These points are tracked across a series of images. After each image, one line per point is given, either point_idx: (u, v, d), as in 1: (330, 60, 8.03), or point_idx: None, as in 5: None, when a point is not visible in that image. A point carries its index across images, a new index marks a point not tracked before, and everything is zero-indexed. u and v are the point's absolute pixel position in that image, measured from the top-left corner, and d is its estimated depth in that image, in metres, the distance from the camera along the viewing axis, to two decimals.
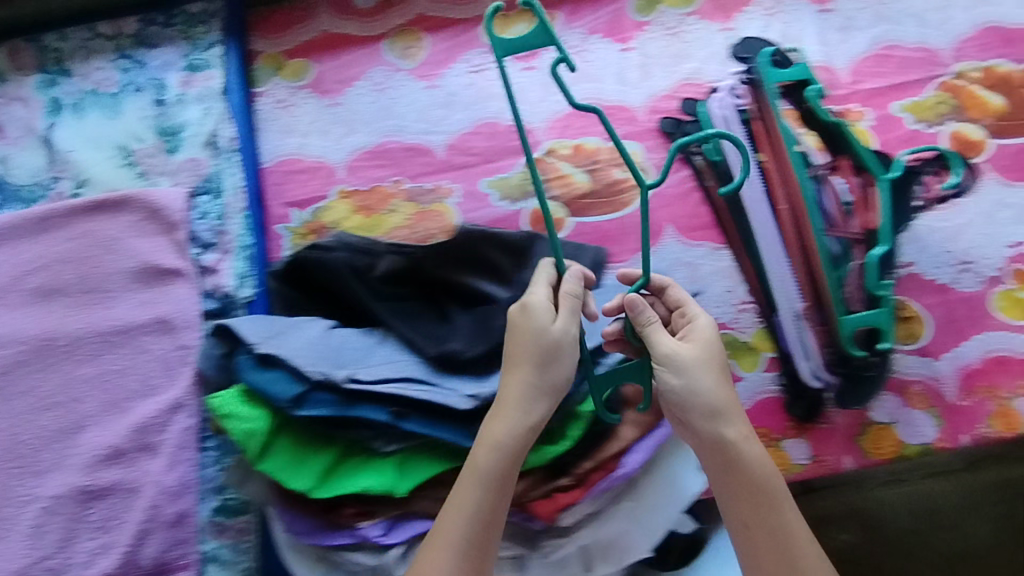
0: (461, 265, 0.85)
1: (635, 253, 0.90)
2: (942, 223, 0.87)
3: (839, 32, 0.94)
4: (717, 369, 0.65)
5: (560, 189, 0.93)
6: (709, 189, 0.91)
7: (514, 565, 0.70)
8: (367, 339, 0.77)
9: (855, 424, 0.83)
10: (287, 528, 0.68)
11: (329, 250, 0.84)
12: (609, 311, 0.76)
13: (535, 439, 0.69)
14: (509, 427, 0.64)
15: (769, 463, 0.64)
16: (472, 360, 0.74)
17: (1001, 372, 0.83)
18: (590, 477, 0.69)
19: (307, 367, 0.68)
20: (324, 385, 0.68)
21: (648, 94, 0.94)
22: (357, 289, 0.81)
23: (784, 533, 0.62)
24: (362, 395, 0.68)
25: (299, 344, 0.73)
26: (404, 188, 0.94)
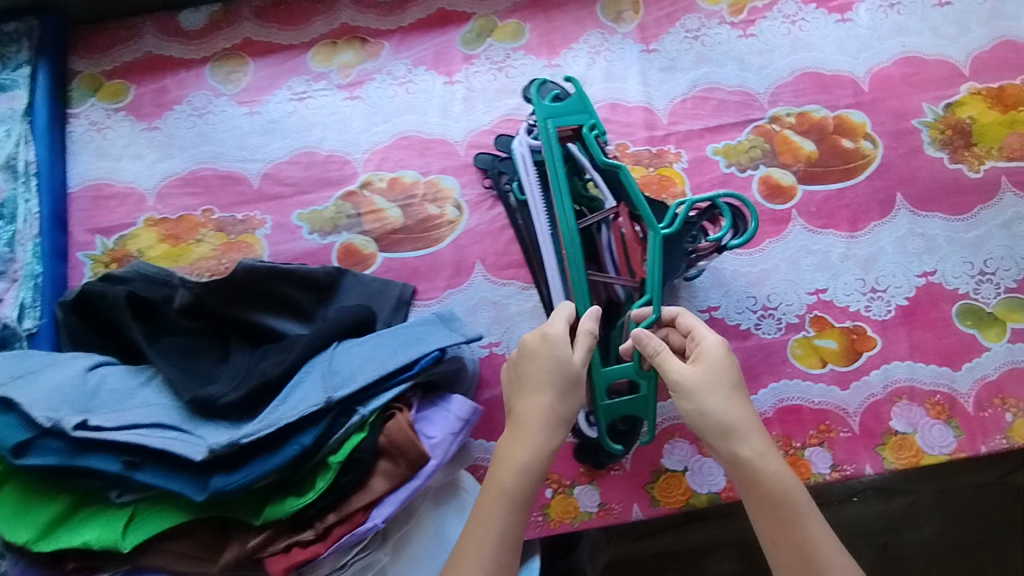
0: (249, 301, 0.83)
1: (442, 291, 0.88)
2: (748, 269, 0.87)
3: (662, 72, 0.95)
4: (726, 388, 0.66)
5: (373, 223, 0.91)
6: (519, 226, 0.89)
7: None
8: (132, 378, 0.75)
9: (648, 471, 0.81)
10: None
11: (112, 287, 0.82)
12: (374, 355, 0.73)
13: (279, 490, 0.67)
14: (516, 453, 0.66)
15: (792, 480, 0.64)
16: (230, 406, 0.70)
17: (793, 422, 0.81)
18: (334, 531, 0.67)
19: (36, 412, 0.66)
20: (53, 433, 0.66)
21: (468, 128, 0.93)
22: (132, 329, 0.79)
23: (817, 548, 0.61)
24: (93, 443, 0.66)
25: (46, 387, 0.70)
26: (214, 218, 0.92)
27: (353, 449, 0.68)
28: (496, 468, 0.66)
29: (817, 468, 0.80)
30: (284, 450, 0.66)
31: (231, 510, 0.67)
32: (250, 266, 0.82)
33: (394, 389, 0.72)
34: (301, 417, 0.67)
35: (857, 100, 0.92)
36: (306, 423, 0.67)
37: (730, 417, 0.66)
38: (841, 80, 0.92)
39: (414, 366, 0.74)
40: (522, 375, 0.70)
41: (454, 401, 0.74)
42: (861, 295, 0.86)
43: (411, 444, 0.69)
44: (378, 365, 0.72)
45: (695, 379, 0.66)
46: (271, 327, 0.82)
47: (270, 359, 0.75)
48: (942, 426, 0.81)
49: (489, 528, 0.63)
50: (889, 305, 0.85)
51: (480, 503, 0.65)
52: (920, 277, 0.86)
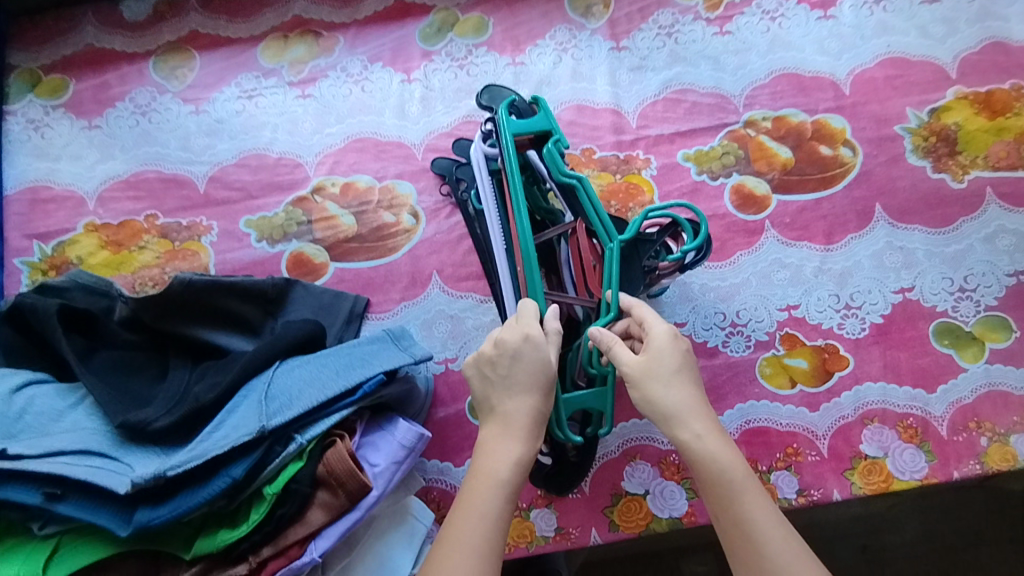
0: (189, 316, 0.78)
1: (397, 304, 0.84)
2: (716, 283, 0.83)
3: (632, 72, 0.91)
4: (668, 376, 0.62)
5: (325, 231, 0.87)
6: (477, 236, 0.83)
7: None
8: (61, 399, 0.71)
9: (607, 493, 0.77)
10: None
11: (42, 300, 0.77)
12: (314, 378, 0.69)
13: (213, 522, 0.64)
14: (508, 446, 0.61)
15: (732, 460, 0.59)
16: (160, 433, 0.66)
17: (759, 444, 0.78)
18: (269, 565, 0.63)
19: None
20: None
21: (426, 130, 0.89)
22: (62, 346, 0.73)
23: (761, 533, 0.56)
24: (12, 474, 0.62)
25: None
26: (158, 223, 0.88)
27: (288, 480, 0.64)
28: (487, 460, 0.61)
29: (782, 493, 0.76)
30: (214, 483, 0.62)
31: (161, 543, 0.63)
32: (189, 279, 0.78)
33: (335, 415, 0.68)
34: (233, 446, 0.63)
35: (837, 104, 0.88)
36: (238, 453, 0.63)
37: (664, 399, 0.61)
38: (821, 83, 0.89)
39: (358, 389, 0.70)
40: (505, 371, 0.65)
41: (398, 426, 0.70)
42: (835, 312, 0.81)
43: (350, 474, 0.64)
44: (319, 389, 0.68)
45: (633, 365, 0.62)
46: (213, 344, 0.78)
47: (205, 383, 0.70)
48: (914, 450, 0.76)
49: (480, 516, 0.57)
50: (864, 322, 0.81)
51: (468, 493, 0.59)
52: (896, 292, 0.82)
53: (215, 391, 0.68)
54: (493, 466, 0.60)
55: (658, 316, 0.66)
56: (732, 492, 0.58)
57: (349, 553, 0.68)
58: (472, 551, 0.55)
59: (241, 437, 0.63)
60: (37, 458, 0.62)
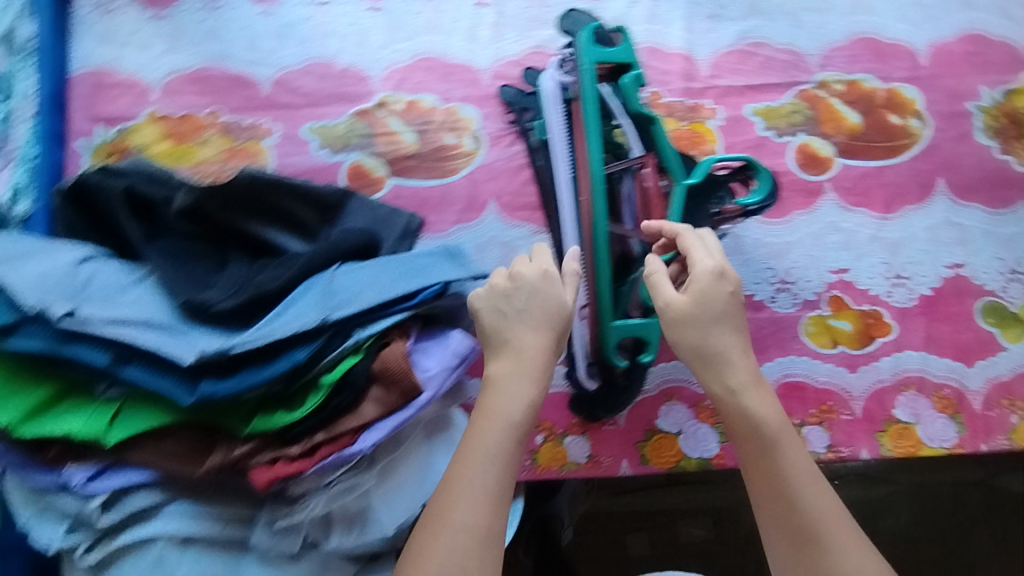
0: (251, 212, 0.79)
1: (451, 226, 0.85)
2: (772, 240, 0.83)
3: (708, 20, 0.89)
4: (709, 318, 0.63)
5: (385, 146, 0.87)
6: (539, 167, 0.85)
7: (242, 527, 0.68)
8: (126, 274, 0.72)
9: (641, 429, 0.79)
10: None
11: (108, 179, 0.77)
12: (373, 279, 0.70)
13: (270, 403, 0.66)
14: (519, 388, 0.62)
15: (768, 412, 0.61)
16: (224, 314, 0.68)
17: (795, 399, 0.79)
18: (320, 449, 0.66)
19: (21, 298, 0.63)
20: (38, 319, 0.63)
21: (495, 56, 0.88)
22: (128, 227, 0.76)
23: (793, 483, 0.58)
24: (81, 334, 0.64)
25: (35, 271, 0.67)
26: (220, 120, 0.88)
27: (345, 372, 0.66)
28: (494, 397, 0.62)
29: (813, 447, 0.78)
30: (275, 365, 0.64)
31: (221, 416, 0.65)
32: (255, 176, 0.78)
33: (392, 316, 0.69)
34: (295, 333, 0.65)
35: (912, 74, 0.87)
36: (299, 340, 0.65)
37: (704, 348, 0.63)
38: (898, 52, 0.88)
39: (417, 294, 0.71)
40: (519, 304, 0.66)
41: (453, 336, 0.72)
42: (885, 281, 0.82)
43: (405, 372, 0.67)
44: (380, 291, 0.69)
45: (667, 316, 0.64)
46: (271, 241, 0.79)
47: (267, 272, 0.72)
48: (945, 421, 0.78)
49: (489, 456, 0.58)
50: (912, 293, 0.81)
51: (479, 430, 0.60)
52: (948, 267, 0.82)
53: (279, 282, 0.70)
54: (499, 405, 0.61)
55: (707, 244, 0.66)
56: (766, 442, 0.60)
57: (394, 449, 0.70)
58: (482, 491, 0.57)
59: (304, 325, 0.65)
60: (105, 322, 0.64)
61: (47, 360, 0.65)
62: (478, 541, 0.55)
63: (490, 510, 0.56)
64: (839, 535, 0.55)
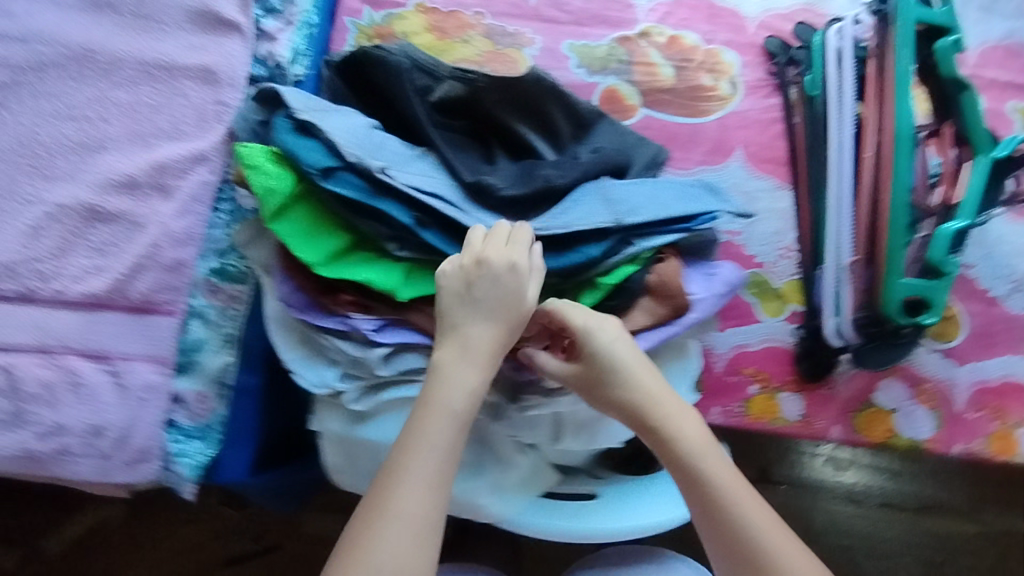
0: (520, 113, 0.80)
1: (696, 165, 0.85)
2: (1015, 238, 0.83)
3: (981, 10, 0.88)
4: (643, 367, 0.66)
5: (643, 76, 0.87)
6: (794, 126, 0.85)
7: (491, 408, 0.72)
8: (407, 149, 0.74)
9: (856, 400, 0.82)
10: (283, 298, 0.69)
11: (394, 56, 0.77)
12: (659, 195, 0.72)
13: (545, 292, 0.70)
14: (464, 372, 0.64)
15: (701, 443, 0.66)
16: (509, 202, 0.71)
17: (1014, 397, 0.80)
18: None
19: (342, 146, 0.65)
20: (355, 169, 0.65)
21: (764, 8, 0.88)
22: (412, 102, 0.76)
23: (711, 498, 0.65)
24: (390, 191, 0.66)
25: (344, 123, 0.69)
26: (484, 22, 0.88)
27: (623, 278, 0.69)
28: (441, 388, 0.64)
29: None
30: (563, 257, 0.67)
31: None
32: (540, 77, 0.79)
33: (670, 235, 0.71)
34: (588, 231, 0.67)
35: None
36: (591, 239, 0.67)
37: (684, 443, 0.66)
38: None
39: (696, 219, 0.72)
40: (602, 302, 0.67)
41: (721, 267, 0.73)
42: None
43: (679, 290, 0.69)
44: (663, 207, 0.71)
45: (654, 424, 0.66)
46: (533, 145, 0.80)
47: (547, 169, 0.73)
48: None
49: (431, 445, 0.63)
50: None
51: (418, 420, 0.64)
52: None
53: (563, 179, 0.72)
54: (445, 397, 0.64)
55: (587, 313, 0.66)
56: (701, 474, 0.65)
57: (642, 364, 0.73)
58: (422, 480, 0.62)
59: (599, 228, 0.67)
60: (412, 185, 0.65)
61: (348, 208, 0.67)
62: (415, 529, 0.61)
63: (420, 513, 0.61)
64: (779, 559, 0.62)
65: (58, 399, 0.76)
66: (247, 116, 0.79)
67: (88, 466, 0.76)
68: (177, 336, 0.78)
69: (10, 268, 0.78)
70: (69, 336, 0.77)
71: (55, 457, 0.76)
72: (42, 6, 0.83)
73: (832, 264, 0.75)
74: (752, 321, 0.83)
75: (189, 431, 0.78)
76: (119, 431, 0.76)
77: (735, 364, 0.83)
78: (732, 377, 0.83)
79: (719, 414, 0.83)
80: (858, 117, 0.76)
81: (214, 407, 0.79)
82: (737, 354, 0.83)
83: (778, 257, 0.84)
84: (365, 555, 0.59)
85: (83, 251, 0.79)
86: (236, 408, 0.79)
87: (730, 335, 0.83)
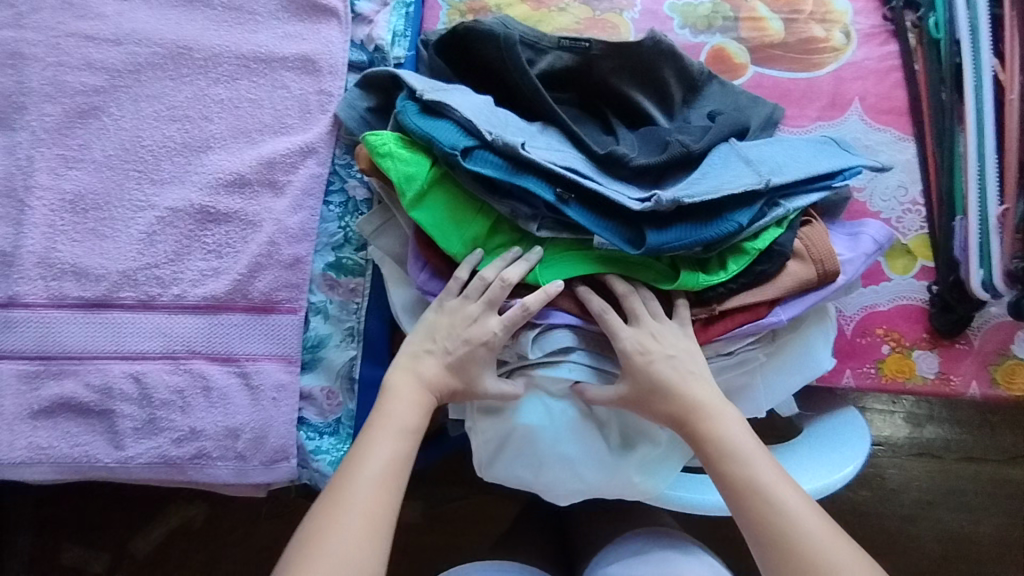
0: (632, 81, 0.76)
1: (812, 121, 0.81)
2: None
3: None
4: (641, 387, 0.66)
5: (751, 32, 0.83)
6: (915, 72, 0.81)
7: None
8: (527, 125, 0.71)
9: (995, 352, 0.78)
10: (422, 287, 0.70)
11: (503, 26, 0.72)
12: (795, 153, 0.70)
13: (690, 261, 0.66)
14: (411, 396, 0.66)
15: (753, 453, 0.63)
16: (642, 171, 0.68)
17: None
18: (733, 316, 0.68)
19: (478, 125, 0.63)
20: (493, 147, 0.63)
21: None
22: (529, 71, 0.71)
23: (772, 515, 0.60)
24: (531, 167, 0.63)
25: (471, 101, 0.66)
26: None
27: (771, 242, 0.66)
28: (394, 404, 0.65)
29: None
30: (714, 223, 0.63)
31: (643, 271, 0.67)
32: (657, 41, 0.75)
33: (815, 193, 0.68)
34: (738, 195, 0.64)
35: None
36: (740, 203, 0.64)
37: (729, 446, 0.63)
38: None
39: (834, 176, 0.70)
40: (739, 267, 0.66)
41: (864, 226, 0.72)
42: None
43: (830, 254, 0.67)
44: (804, 168, 0.68)
45: (709, 432, 0.64)
46: (649, 112, 0.75)
47: (677, 136, 0.70)
48: None
49: (390, 452, 0.63)
50: None
51: (373, 427, 0.64)
52: None
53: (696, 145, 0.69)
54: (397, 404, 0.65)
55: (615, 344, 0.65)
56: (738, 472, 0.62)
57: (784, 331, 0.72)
58: (375, 479, 0.61)
59: (749, 189, 0.64)
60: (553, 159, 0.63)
61: (486, 185, 0.65)
62: (372, 528, 0.59)
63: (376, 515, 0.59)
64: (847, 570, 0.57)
65: (190, 404, 0.75)
66: (354, 104, 0.77)
67: (223, 470, 0.75)
68: (301, 333, 0.76)
69: (127, 277, 0.77)
70: (193, 339, 0.76)
71: (189, 464, 0.75)
72: (133, 6, 0.81)
73: (976, 217, 0.70)
74: (881, 281, 0.80)
75: (320, 428, 0.77)
76: (253, 433, 0.75)
77: (866, 325, 0.80)
78: (864, 338, 0.79)
79: (852, 377, 0.79)
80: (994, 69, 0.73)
81: (342, 403, 0.77)
82: (866, 314, 0.80)
83: (903, 212, 0.81)
84: (321, 542, 0.57)
85: (198, 253, 0.77)
86: (365, 402, 0.77)
87: (858, 296, 0.80)
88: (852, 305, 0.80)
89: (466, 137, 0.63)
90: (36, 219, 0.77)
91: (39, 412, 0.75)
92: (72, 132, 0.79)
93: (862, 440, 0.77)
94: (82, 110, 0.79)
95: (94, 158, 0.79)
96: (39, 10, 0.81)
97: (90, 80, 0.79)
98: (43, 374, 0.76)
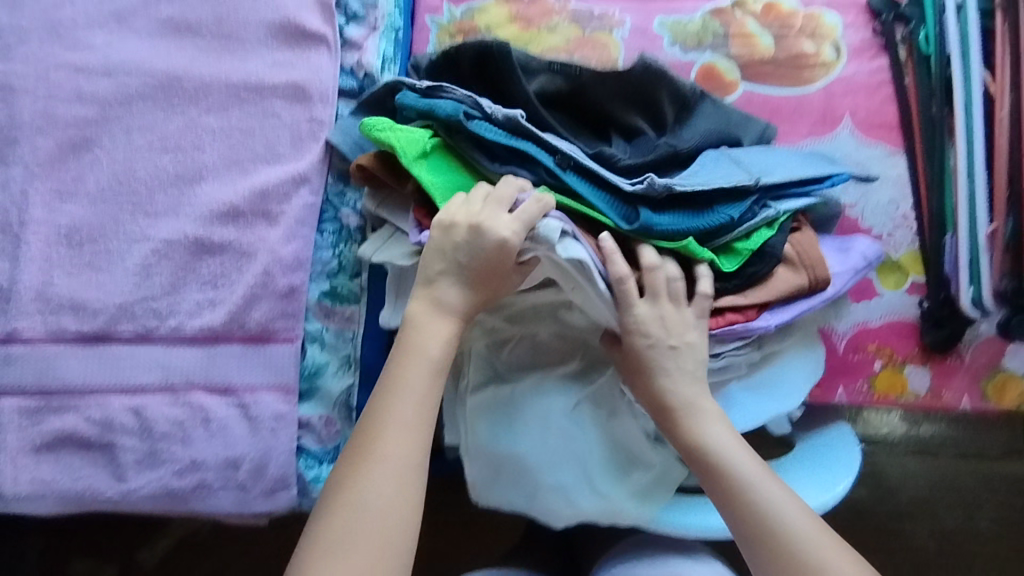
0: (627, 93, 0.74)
1: (803, 137, 0.82)
2: None
3: None
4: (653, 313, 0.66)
5: (740, 49, 0.83)
6: (905, 86, 0.81)
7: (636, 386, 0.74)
8: None
9: (985, 367, 0.79)
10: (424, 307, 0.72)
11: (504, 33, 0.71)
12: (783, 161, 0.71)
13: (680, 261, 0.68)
14: (435, 324, 0.64)
15: (740, 460, 0.65)
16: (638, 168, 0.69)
17: None
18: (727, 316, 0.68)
19: (480, 100, 0.67)
20: (491, 117, 0.67)
21: None
22: (524, 83, 0.70)
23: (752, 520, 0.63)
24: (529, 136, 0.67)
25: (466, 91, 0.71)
26: (570, 8, 0.84)
27: (763, 243, 0.67)
28: (417, 335, 0.64)
29: None
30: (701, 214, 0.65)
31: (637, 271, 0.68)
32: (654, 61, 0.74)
33: (801, 198, 0.70)
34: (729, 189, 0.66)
35: None
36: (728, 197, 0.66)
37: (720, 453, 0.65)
38: None
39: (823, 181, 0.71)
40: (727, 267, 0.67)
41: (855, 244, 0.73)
42: None
43: (821, 260, 0.68)
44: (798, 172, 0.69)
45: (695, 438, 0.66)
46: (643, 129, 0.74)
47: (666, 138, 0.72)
48: None
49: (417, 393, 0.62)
50: None
51: (400, 368, 0.63)
52: None
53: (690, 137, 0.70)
54: (407, 383, 0.63)
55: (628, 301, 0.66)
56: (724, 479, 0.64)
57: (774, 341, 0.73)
58: (403, 423, 0.61)
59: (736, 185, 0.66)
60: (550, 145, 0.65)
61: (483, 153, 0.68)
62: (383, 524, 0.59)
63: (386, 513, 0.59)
64: (822, 557, 0.60)
65: (191, 435, 0.76)
66: (348, 130, 0.78)
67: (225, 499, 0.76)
68: (298, 361, 0.77)
69: (125, 310, 0.77)
70: (192, 371, 0.76)
71: (192, 494, 0.76)
72: (121, 35, 0.80)
73: (966, 235, 0.72)
74: (874, 297, 0.80)
75: (319, 455, 0.78)
76: (253, 462, 0.75)
77: (856, 342, 0.80)
78: (856, 355, 0.80)
79: (844, 393, 0.79)
80: (984, 80, 0.73)
81: (341, 429, 0.78)
82: (858, 331, 0.80)
83: (894, 227, 0.81)
84: (355, 495, 0.59)
85: (194, 284, 0.78)
86: None
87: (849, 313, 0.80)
88: (844, 321, 0.81)
89: (465, 123, 0.66)
90: (33, 255, 0.77)
91: (42, 446, 0.76)
92: (65, 165, 0.79)
93: (854, 462, 0.77)
94: (75, 143, 0.79)
95: (88, 191, 0.79)
96: (26, 41, 0.79)
97: (80, 112, 0.79)
98: (44, 409, 0.76)
